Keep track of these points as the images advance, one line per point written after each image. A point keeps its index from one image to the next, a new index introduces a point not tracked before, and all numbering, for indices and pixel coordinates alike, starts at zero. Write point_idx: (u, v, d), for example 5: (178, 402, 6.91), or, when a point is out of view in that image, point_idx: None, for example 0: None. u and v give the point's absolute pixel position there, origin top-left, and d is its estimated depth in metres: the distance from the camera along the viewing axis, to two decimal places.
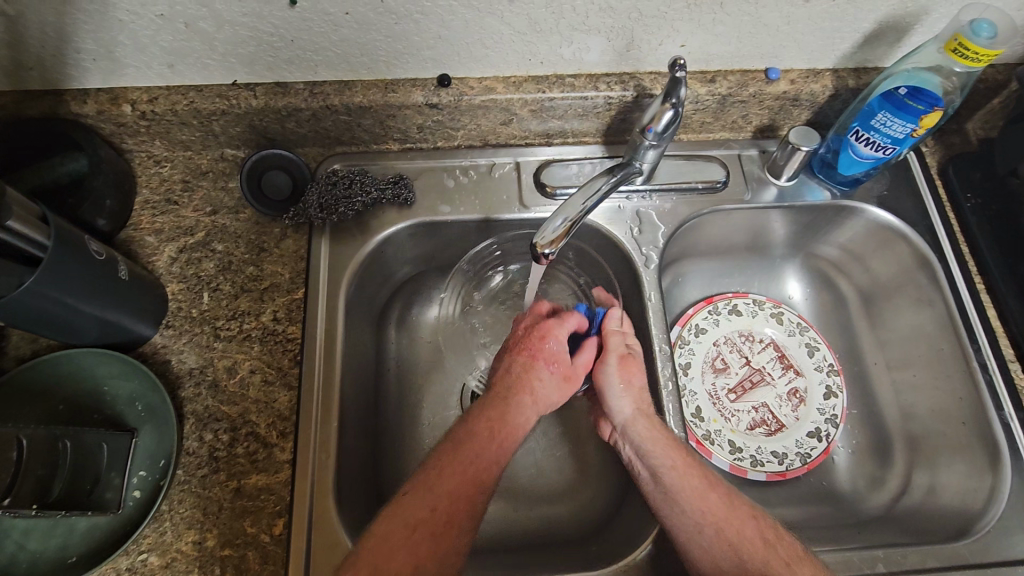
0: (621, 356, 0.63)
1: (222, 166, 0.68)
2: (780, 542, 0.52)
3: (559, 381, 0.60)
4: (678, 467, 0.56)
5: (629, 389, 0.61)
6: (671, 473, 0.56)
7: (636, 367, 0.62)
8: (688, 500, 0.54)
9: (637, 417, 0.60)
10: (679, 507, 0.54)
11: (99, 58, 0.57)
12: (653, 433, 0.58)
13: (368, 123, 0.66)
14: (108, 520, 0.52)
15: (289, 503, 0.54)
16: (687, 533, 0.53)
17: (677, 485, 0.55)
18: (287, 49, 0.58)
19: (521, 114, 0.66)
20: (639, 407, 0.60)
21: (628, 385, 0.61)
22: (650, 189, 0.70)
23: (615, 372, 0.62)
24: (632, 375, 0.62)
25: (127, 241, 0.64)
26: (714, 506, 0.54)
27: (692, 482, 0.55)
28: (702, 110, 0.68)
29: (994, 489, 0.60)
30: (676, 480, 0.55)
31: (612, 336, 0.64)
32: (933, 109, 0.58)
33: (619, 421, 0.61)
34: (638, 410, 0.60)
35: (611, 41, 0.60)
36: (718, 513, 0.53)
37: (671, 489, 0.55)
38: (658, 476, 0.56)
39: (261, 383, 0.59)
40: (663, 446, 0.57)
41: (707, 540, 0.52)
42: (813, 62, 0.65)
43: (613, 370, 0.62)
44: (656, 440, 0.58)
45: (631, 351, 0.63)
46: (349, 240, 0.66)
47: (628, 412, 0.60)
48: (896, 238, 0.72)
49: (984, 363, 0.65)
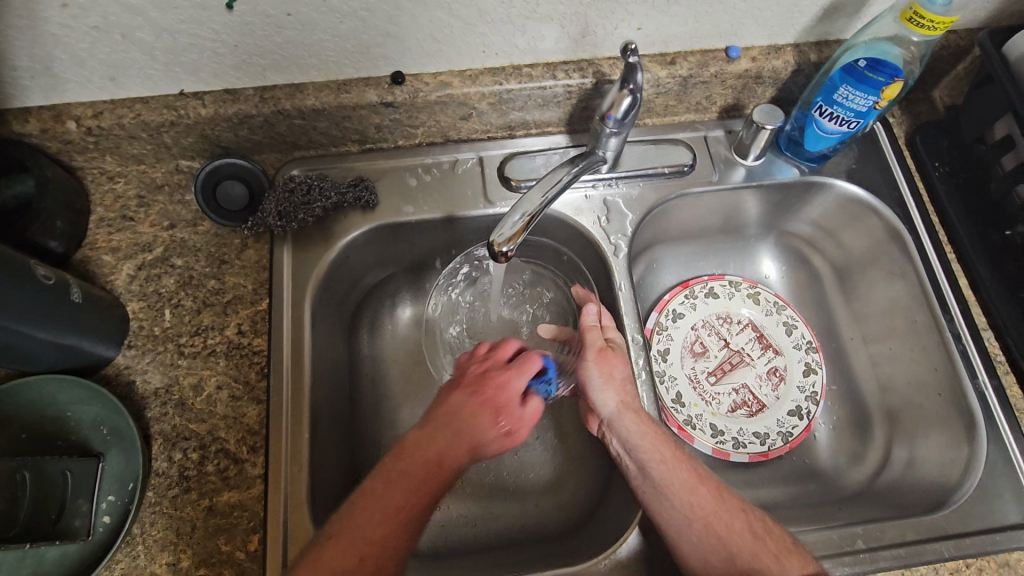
0: (600, 348, 0.60)
1: (177, 178, 0.66)
2: (769, 535, 0.52)
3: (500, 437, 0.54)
4: (666, 461, 0.56)
5: (611, 380, 0.59)
6: (659, 467, 0.55)
7: (616, 359, 0.60)
8: (678, 494, 0.54)
9: (623, 410, 0.58)
10: (668, 501, 0.54)
11: (36, 74, 0.55)
12: (640, 427, 0.57)
13: (324, 126, 0.64)
14: (78, 548, 0.51)
15: (263, 518, 0.54)
16: (676, 528, 0.53)
17: (666, 479, 0.55)
18: (232, 55, 0.56)
19: (481, 107, 0.65)
20: (623, 398, 0.59)
21: (609, 378, 0.59)
22: (616, 176, 0.69)
23: (594, 364, 0.60)
24: (614, 368, 0.60)
25: (83, 261, 0.62)
26: (702, 500, 0.54)
27: (680, 475, 0.55)
28: (664, 94, 0.67)
29: (971, 460, 0.60)
30: (664, 474, 0.55)
31: (590, 330, 0.61)
32: (893, 80, 0.57)
33: (605, 415, 0.59)
34: (623, 403, 0.59)
35: (565, 28, 0.59)
36: (706, 507, 0.53)
37: (660, 482, 0.55)
38: (645, 470, 0.56)
39: (229, 398, 0.58)
40: (650, 440, 0.57)
41: (696, 533, 0.52)
42: (773, 38, 0.64)
43: (592, 364, 0.60)
44: (644, 434, 0.57)
45: (610, 342, 0.61)
46: (313, 246, 0.65)
47: (613, 406, 0.59)
48: (867, 213, 0.71)
49: (957, 333, 0.65)
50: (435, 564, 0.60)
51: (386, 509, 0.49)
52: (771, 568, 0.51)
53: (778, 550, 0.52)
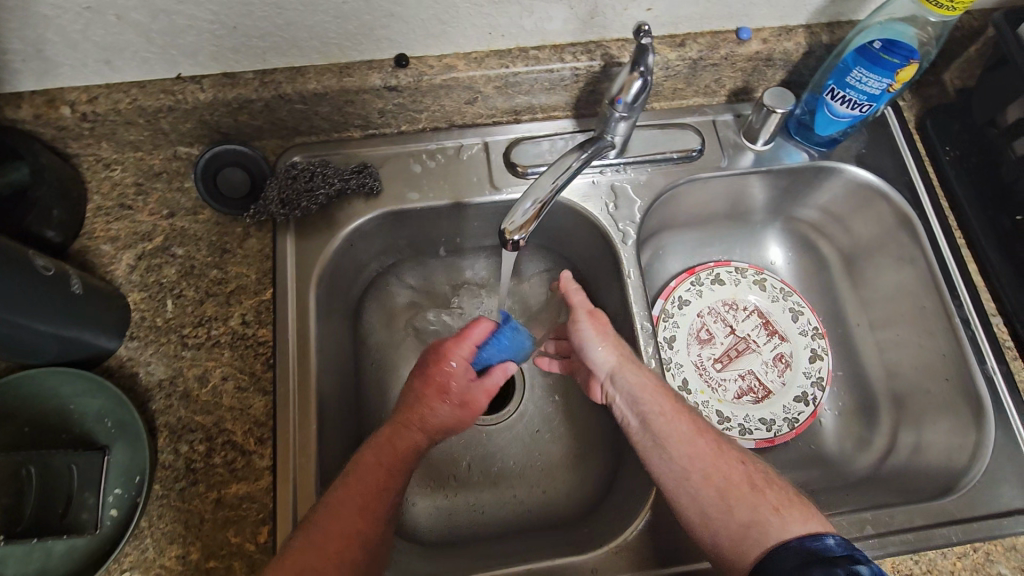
0: (589, 310, 0.62)
1: (176, 165, 0.65)
2: (769, 488, 0.51)
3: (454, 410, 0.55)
4: (666, 413, 0.56)
5: (607, 339, 0.61)
6: (660, 419, 0.56)
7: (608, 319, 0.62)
8: (677, 446, 0.54)
9: (621, 365, 0.59)
10: (668, 454, 0.54)
11: (28, 58, 0.53)
12: (641, 377, 0.58)
13: (326, 110, 0.63)
14: (86, 542, 0.50)
15: (272, 510, 0.53)
16: (675, 482, 0.53)
17: (667, 430, 0.55)
18: (230, 37, 0.54)
19: (486, 91, 0.64)
20: (621, 354, 0.59)
21: (603, 336, 0.61)
22: (624, 162, 0.68)
23: (587, 324, 0.61)
24: (608, 326, 0.61)
25: (82, 251, 0.61)
26: (701, 453, 0.54)
27: (679, 426, 0.55)
28: (673, 77, 0.66)
29: (979, 445, 0.61)
30: (665, 426, 0.56)
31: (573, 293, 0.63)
32: (908, 62, 0.56)
33: (604, 371, 0.60)
34: (622, 358, 0.59)
35: (574, 9, 0.57)
36: (705, 459, 0.53)
37: (660, 433, 0.55)
38: (648, 423, 0.56)
39: (234, 389, 0.57)
40: (650, 393, 0.57)
41: (694, 486, 0.52)
42: (785, 19, 0.63)
43: (585, 325, 0.61)
44: (645, 388, 0.58)
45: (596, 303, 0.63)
46: (316, 235, 0.64)
47: (612, 362, 0.60)
48: (877, 198, 0.70)
49: (966, 318, 0.64)
50: (444, 552, 0.60)
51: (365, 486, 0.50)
52: (771, 522, 0.49)
53: (779, 503, 0.50)
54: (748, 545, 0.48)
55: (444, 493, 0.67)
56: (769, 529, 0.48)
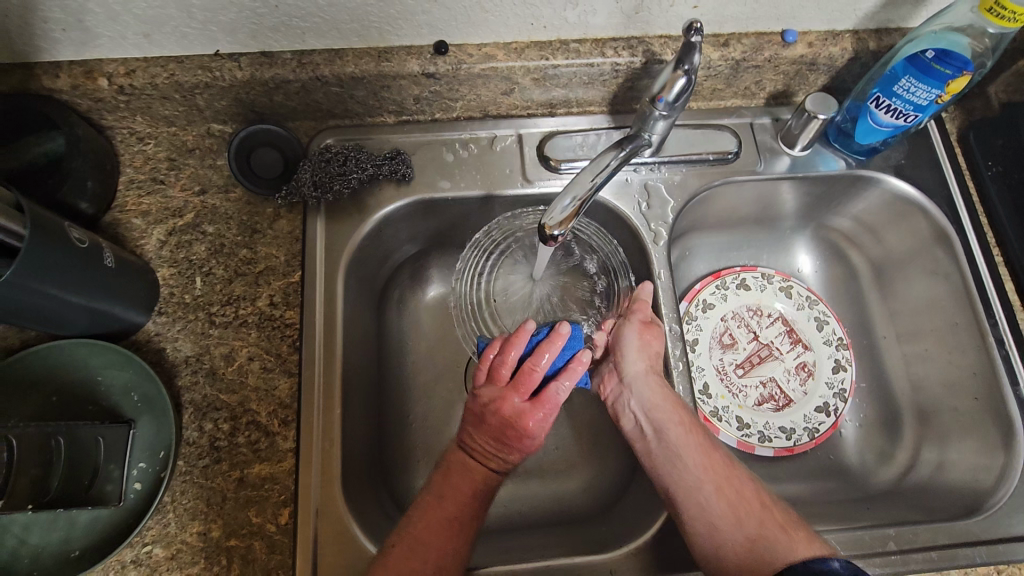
0: (644, 319, 0.60)
1: (209, 142, 0.64)
2: (777, 503, 0.53)
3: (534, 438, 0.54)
4: (683, 425, 0.56)
5: (646, 351, 0.59)
6: (678, 431, 0.56)
7: (657, 333, 0.60)
8: (692, 459, 0.55)
9: (648, 375, 0.58)
10: (681, 464, 0.55)
11: (69, 28, 0.53)
12: (662, 391, 0.58)
13: (362, 94, 0.62)
14: (110, 514, 0.51)
15: (295, 492, 0.53)
16: (685, 490, 0.54)
17: (682, 442, 0.56)
18: (272, 16, 0.54)
19: (524, 83, 0.63)
20: (654, 365, 0.59)
21: (647, 347, 0.59)
22: (658, 161, 0.67)
23: (635, 329, 0.60)
24: (653, 340, 0.60)
25: (113, 224, 0.61)
26: (715, 465, 0.55)
27: (694, 440, 0.56)
28: (714, 77, 0.65)
29: (1006, 468, 0.60)
30: (679, 438, 0.56)
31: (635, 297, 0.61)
32: (961, 73, 0.55)
33: (626, 375, 0.59)
34: (650, 368, 0.59)
35: (620, 3, 0.56)
36: (719, 471, 0.54)
37: (675, 444, 0.56)
38: (663, 433, 0.57)
39: (260, 370, 0.57)
40: (671, 405, 0.57)
41: (705, 496, 0.53)
42: (832, 23, 0.61)
43: (632, 332, 0.60)
44: (666, 399, 0.57)
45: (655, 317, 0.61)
46: (345, 219, 0.63)
47: (638, 370, 0.59)
48: (913, 210, 0.69)
49: (1000, 338, 0.64)
50: None
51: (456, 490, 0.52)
52: (780, 538, 0.50)
53: (787, 525, 0.51)
54: (761, 558, 0.49)
55: None
56: (777, 547, 0.50)
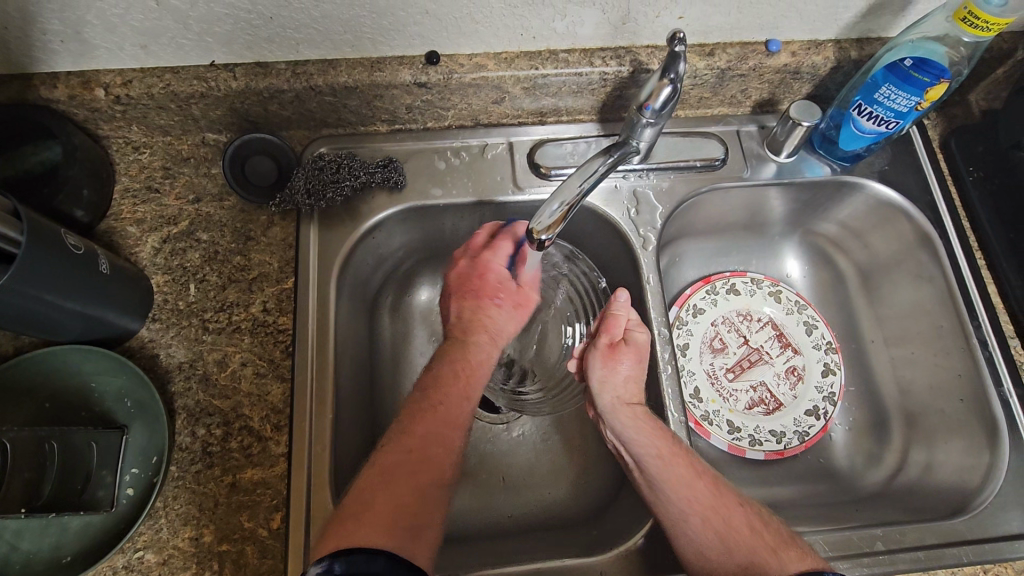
0: (608, 342, 0.63)
1: (204, 151, 0.65)
2: (765, 527, 0.52)
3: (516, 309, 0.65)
4: (661, 455, 0.56)
5: (614, 376, 0.62)
6: (656, 461, 0.56)
7: (624, 355, 0.62)
8: (674, 489, 0.54)
9: (621, 405, 0.60)
10: (665, 496, 0.55)
11: (67, 39, 0.54)
12: (635, 421, 0.58)
13: (355, 104, 0.63)
14: (102, 519, 0.51)
15: (286, 496, 0.54)
16: (673, 522, 0.53)
17: (661, 473, 0.55)
18: (266, 27, 0.55)
19: (514, 92, 0.64)
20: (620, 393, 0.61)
21: (613, 372, 0.62)
22: (647, 168, 0.69)
23: (602, 355, 0.63)
24: (619, 364, 0.62)
25: (108, 232, 0.61)
26: (698, 493, 0.54)
27: (676, 469, 0.55)
28: (700, 85, 0.66)
29: (992, 467, 0.61)
30: (659, 469, 0.55)
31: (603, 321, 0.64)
32: (939, 81, 0.56)
33: (601, 410, 0.61)
34: (620, 398, 0.61)
35: (607, 14, 0.57)
36: (703, 500, 0.54)
37: (655, 477, 0.55)
38: (642, 466, 0.56)
39: (253, 376, 0.57)
40: (647, 434, 0.57)
41: (692, 527, 0.53)
42: (815, 33, 0.63)
43: (598, 359, 0.63)
44: (641, 428, 0.58)
45: (622, 335, 0.63)
46: (338, 226, 0.64)
47: (609, 402, 0.61)
48: (897, 215, 0.70)
49: (984, 340, 0.64)
50: (451, 548, 0.61)
51: (422, 454, 0.51)
52: (770, 562, 0.50)
53: (775, 545, 0.51)
54: None
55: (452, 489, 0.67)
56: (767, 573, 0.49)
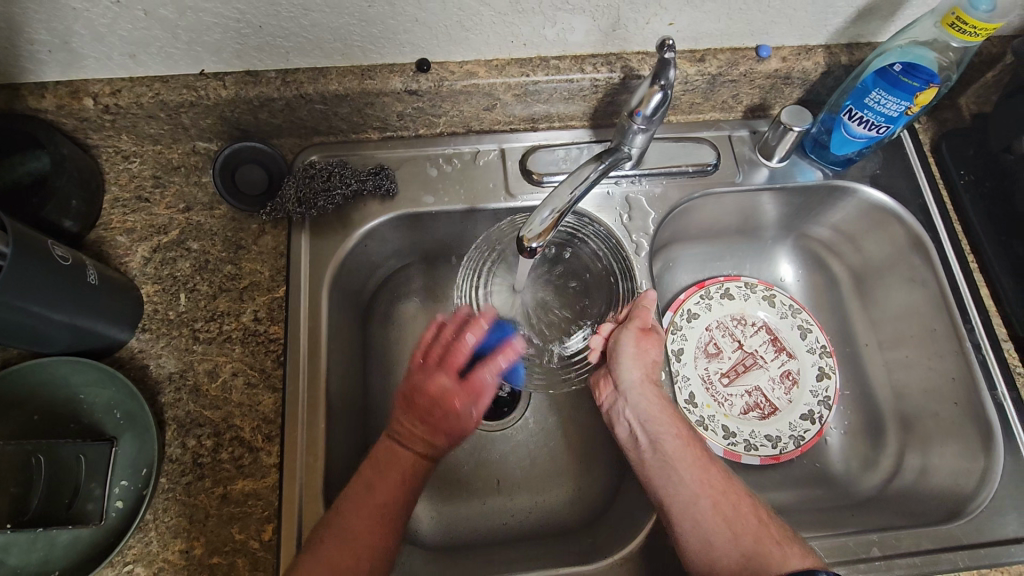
0: (642, 326, 0.60)
1: (194, 160, 0.65)
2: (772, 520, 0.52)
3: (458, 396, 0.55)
4: (681, 437, 0.56)
5: (643, 360, 0.59)
6: (675, 442, 0.56)
7: (654, 344, 0.60)
8: (688, 470, 0.54)
9: (647, 384, 0.58)
10: (677, 475, 0.54)
11: (55, 49, 0.54)
12: (656, 401, 0.58)
13: (345, 111, 0.63)
14: (91, 533, 0.50)
15: (278, 507, 0.53)
16: (679, 504, 0.53)
17: (679, 455, 0.55)
18: (255, 36, 0.55)
19: (505, 98, 0.64)
20: (648, 373, 0.59)
21: (642, 355, 0.59)
22: (639, 174, 0.69)
23: (634, 337, 0.59)
24: (649, 349, 0.59)
25: (98, 242, 0.61)
26: (710, 479, 0.54)
27: (692, 452, 0.55)
28: (691, 91, 0.66)
29: (987, 470, 0.61)
30: (677, 450, 0.55)
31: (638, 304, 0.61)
32: (928, 86, 0.57)
33: (623, 384, 0.59)
34: (647, 377, 0.59)
35: (597, 20, 0.57)
36: (715, 485, 0.53)
37: (671, 458, 0.55)
38: (659, 446, 0.56)
39: (244, 385, 0.57)
40: (670, 416, 0.57)
41: (700, 511, 0.52)
42: (805, 38, 0.63)
43: (630, 338, 0.59)
44: (663, 408, 0.58)
45: (655, 326, 0.61)
46: (330, 234, 0.64)
47: (635, 379, 0.59)
48: (890, 218, 0.70)
49: (977, 343, 0.64)
50: (445, 557, 0.60)
51: (387, 480, 0.51)
52: (775, 554, 0.49)
53: (780, 538, 0.50)
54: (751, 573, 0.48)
55: (447, 497, 0.67)
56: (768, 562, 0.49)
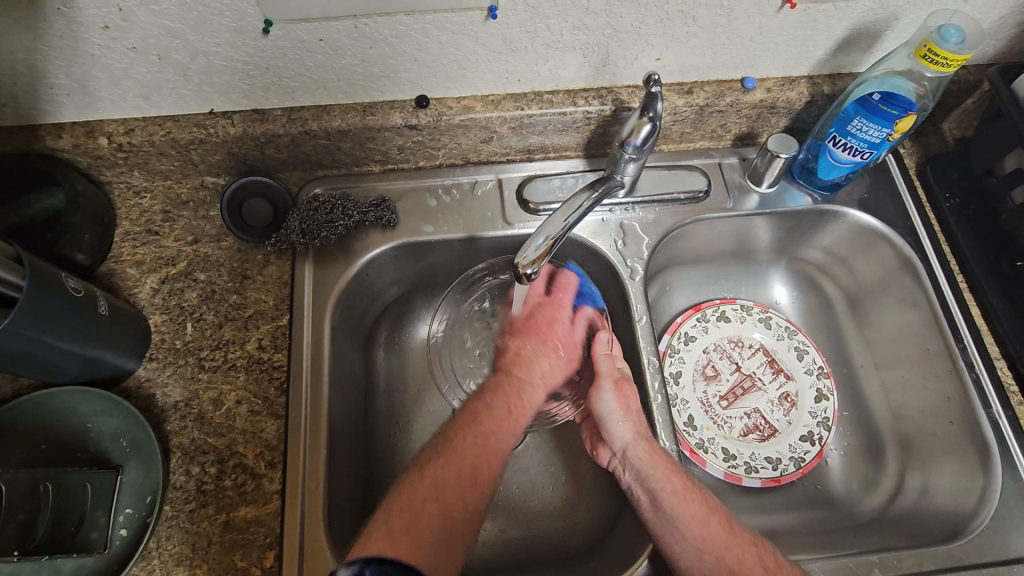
0: (615, 379, 0.62)
1: (202, 194, 0.67)
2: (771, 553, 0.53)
3: (564, 366, 0.62)
4: (678, 492, 0.56)
5: (628, 413, 0.60)
6: (672, 498, 0.55)
7: (631, 390, 0.62)
8: (689, 526, 0.54)
9: (637, 441, 0.59)
10: (679, 533, 0.54)
11: (73, 92, 0.57)
12: (652, 457, 0.58)
13: (348, 146, 0.66)
14: (94, 561, 0.51)
15: (280, 534, 0.54)
16: (686, 562, 0.53)
17: (678, 509, 0.55)
18: (263, 77, 0.58)
19: (502, 131, 0.66)
20: (638, 431, 0.59)
21: (627, 409, 0.61)
22: (632, 201, 0.71)
23: (610, 394, 0.61)
24: (630, 400, 0.61)
25: (108, 274, 0.63)
26: (713, 533, 0.54)
27: (691, 507, 0.55)
28: (680, 121, 0.69)
29: (985, 490, 0.60)
30: (676, 505, 0.55)
31: (602, 360, 0.63)
32: (907, 113, 0.59)
33: (618, 446, 0.60)
34: (637, 434, 0.59)
35: (587, 57, 0.60)
36: (717, 540, 0.53)
37: (672, 513, 0.55)
38: (658, 502, 0.56)
39: (248, 413, 0.58)
40: (663, 470, 0.57)
41: (707, 566, 0.52)
42: (788, 70, 0.66)
43: (609, 396, 0.61)
44: (656, 464, 0.57)
45: (624, 372, 0.63)
46: (333, 263, 0.66)
47: (627, 438, 0.59)
48: (878, 240, 0.72)
49: (970, 361, 0.65)
50: None
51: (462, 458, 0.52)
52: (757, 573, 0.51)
53: (773, 568, 0.52)
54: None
55: None
56: None
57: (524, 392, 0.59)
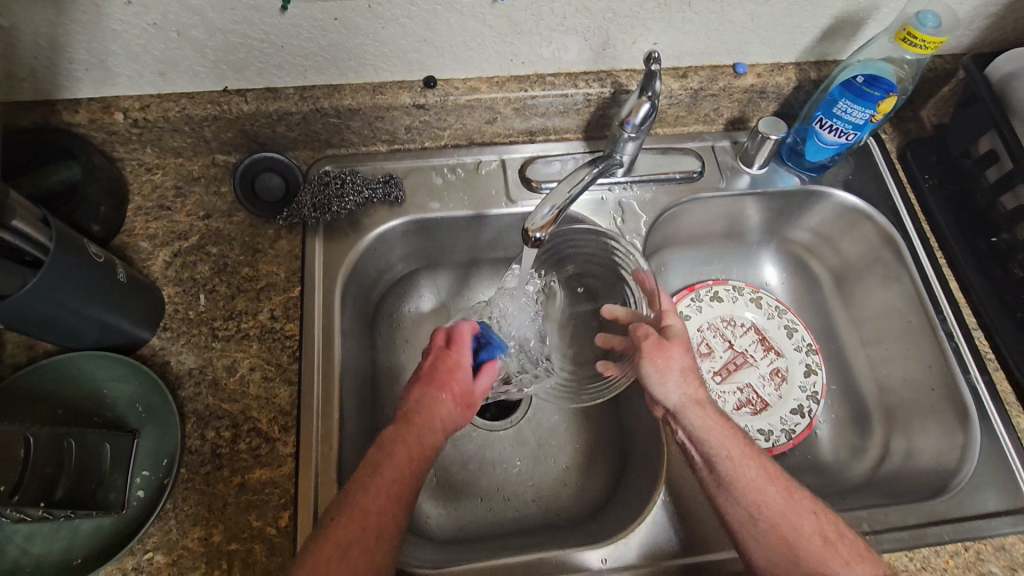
0: (657, 339, 0.60)
1: (213, 171, 0.69)
2: (833, 532, 0.52)
3: (461, 409, 0.59)
4: (733, 457, 0.55)
5: (676, 375, 0.59)
6: (727, 462, 0.55)
7: (676, 350, 0.60)
8: (745, 490, 0.54)
9: (691, 404, 0.58)
10: (733, 498, 0.54)
11: (91, 68, 0.58)
12: (706, 420, 0.57)
13: (357, 125, 0.68)
14: (112, 521, 0.52)
15: (294, 496, 0.55)
16: (740, 523, 0.54)
17: (732, 473, 0.55)
18: (276, 55, 0.60)
19: (506, 112, 0.69)
20: (689, 393, 0.58)
21: (670, 372, 0.59)
22: (630, 181, 0.74)
23: (650, 360, 0.60)
24: (674, 360, 0.59)
25: (121, 247, 0.64)
26: (772, 500, 0.53)
27: (748, 471, 0.55)
28: (676, 105, 0.72)
29: (966, 449, 0.64)
30: (732, 470, 0.55)
31: None
32: (888, 95, 0.62)
33: (668, 408, 0.59)
34: (689, 396, 0.58)
35: (589, 40, 0.63)
36: (775, 507, 0.53)
37: (727, 477, 0.55)
38: (713, 465, 0.56)
39: (261, 380, 0.60)
40: (719, 435, 0.56)
41: (760, 531, 0.53)
42: (777, 56, 0.70)
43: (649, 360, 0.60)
44: (711, 429, 0.56)
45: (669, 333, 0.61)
46: (342, 238, 0.68)
47: (678, 400, 0.58)
48: (862, 220, 0.76)
49: (950, 331, 0.69)
50: (452, 550, 0.62)
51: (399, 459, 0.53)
52: (814, 543, 0.52)
53: (832, 536, 0.52)
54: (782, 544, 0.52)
55: (454, 492, 0.69)
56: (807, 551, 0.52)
57: (423, 436, 0.55)
